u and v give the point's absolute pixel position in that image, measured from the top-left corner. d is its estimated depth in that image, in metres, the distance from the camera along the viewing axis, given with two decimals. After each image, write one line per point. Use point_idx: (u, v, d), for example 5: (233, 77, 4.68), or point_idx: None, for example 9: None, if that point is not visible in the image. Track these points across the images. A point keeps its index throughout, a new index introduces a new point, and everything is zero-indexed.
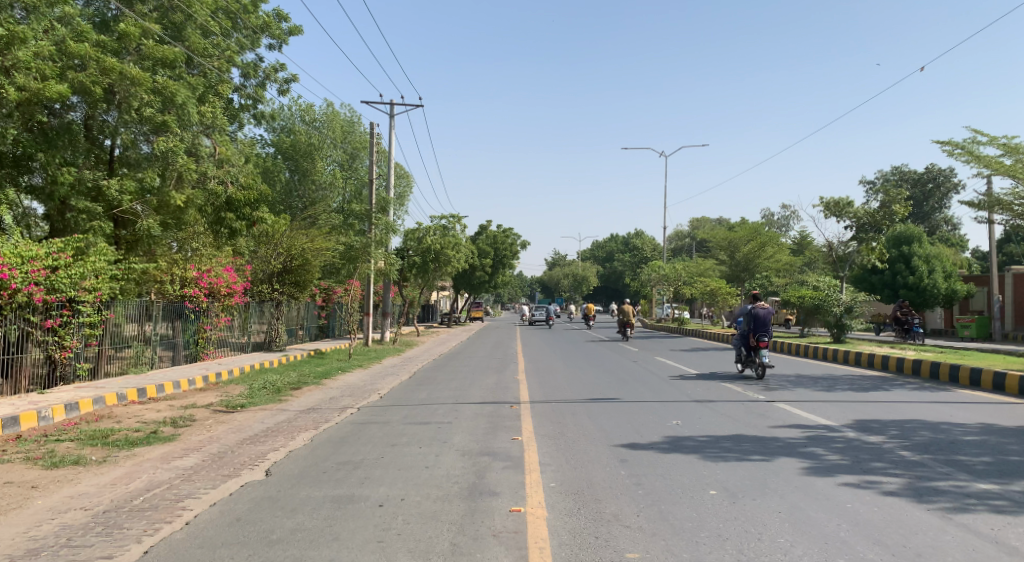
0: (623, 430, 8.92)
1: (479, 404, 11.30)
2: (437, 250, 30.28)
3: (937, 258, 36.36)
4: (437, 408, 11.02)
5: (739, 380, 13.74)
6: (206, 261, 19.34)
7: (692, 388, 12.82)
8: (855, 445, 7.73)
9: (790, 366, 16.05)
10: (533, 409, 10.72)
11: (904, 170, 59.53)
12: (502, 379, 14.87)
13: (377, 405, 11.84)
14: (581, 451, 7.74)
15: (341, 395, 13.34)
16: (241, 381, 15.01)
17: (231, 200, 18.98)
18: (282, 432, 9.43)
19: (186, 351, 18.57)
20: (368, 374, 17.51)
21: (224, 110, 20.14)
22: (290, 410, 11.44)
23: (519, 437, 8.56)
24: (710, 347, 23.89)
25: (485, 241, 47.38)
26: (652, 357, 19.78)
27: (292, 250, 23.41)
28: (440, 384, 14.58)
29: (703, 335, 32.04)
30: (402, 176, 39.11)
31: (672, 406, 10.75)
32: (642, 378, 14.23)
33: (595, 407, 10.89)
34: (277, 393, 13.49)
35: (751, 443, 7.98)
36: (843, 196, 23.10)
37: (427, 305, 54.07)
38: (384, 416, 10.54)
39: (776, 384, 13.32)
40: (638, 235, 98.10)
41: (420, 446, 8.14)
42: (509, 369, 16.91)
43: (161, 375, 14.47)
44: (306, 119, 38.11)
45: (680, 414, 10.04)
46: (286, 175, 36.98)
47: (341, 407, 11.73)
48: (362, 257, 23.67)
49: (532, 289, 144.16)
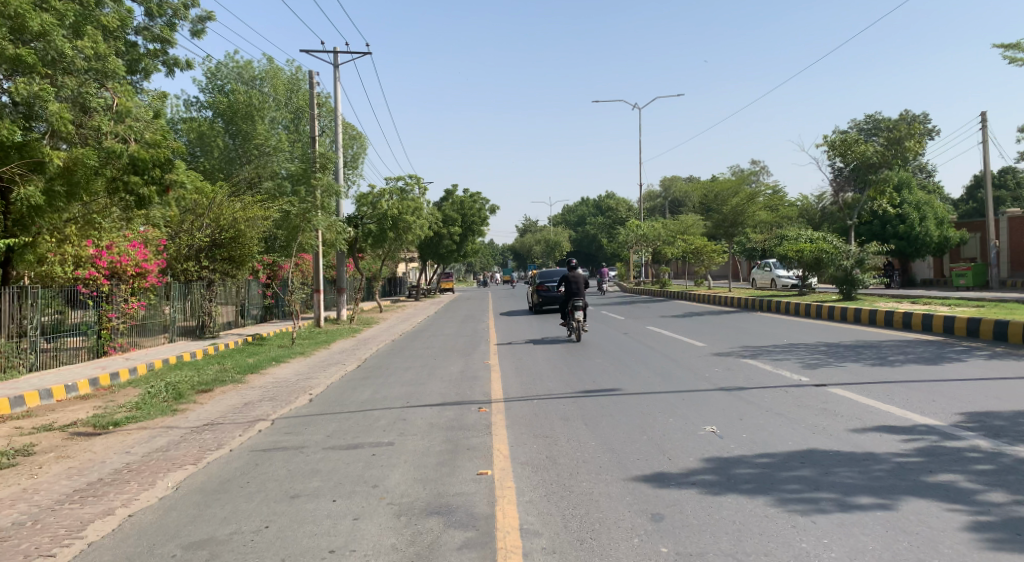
0: (640, 446, 6.03)
1: (435, 408, 8.38)
2: (395, 216, 27.07)
3: (929, 204, 33.69)
4: (376, 418, 8.08)
5: (765, 354, 10.89)
6: (108, 233, 16.52)
7: (711, 367, 9.96)
8: (1013, 469, 4.96)
9: (815, 331, 13.25)
10: (510, 413, 7.79)
11: (879, 117, 56.93)
12: (467, 367, 11.95)
13: (300, 413, 8.93)
14: (585, 496, 4.87)
15: (258, 399, 10.40)
16: (138, 385, 12.04)
17: (135, 161, 14.85)
18: (142, 472, 6.51)
19: (84, 345, 15.51)
20: (308, 364, 14.54)
21: (119, 51, 17.04)
22: (178, 429, 8.50)
23: (489, 470, 5.66)
24: (703, 310, 21.08)
25: (451, 207, 44.25)
26: (644, 328, 16.99)
27: (221, 220, 20.33)
28: (390, 376, 11.64)
29: (690, 297, 29.34)
30: (355, 137, 35.85)
31: (696, 398, 7.87)
32: (644, 358, 11.35)
33: (593, 404, 7.99)
34: (176, 400, 10.52)
35: (843, 466, 5.07)
36: (850, 134, 20.28)
37: (393, 278, 50.92)
38: (301, 434, 7.61)
39: (811, 354, 10.47)
40: (609, 197, 95.32)
41: (334, 497, 5.28)
42: (477, 351, 13.98)
43: (29, 384, 11.49)
44: (246, 77, 34.83)
45: (714, 409, 7.14)
46: (225, 141, 33.77)
47: (249, 419, 8.81)
48: (302, 225, 20.55)
49: (504, 256, 141.06)
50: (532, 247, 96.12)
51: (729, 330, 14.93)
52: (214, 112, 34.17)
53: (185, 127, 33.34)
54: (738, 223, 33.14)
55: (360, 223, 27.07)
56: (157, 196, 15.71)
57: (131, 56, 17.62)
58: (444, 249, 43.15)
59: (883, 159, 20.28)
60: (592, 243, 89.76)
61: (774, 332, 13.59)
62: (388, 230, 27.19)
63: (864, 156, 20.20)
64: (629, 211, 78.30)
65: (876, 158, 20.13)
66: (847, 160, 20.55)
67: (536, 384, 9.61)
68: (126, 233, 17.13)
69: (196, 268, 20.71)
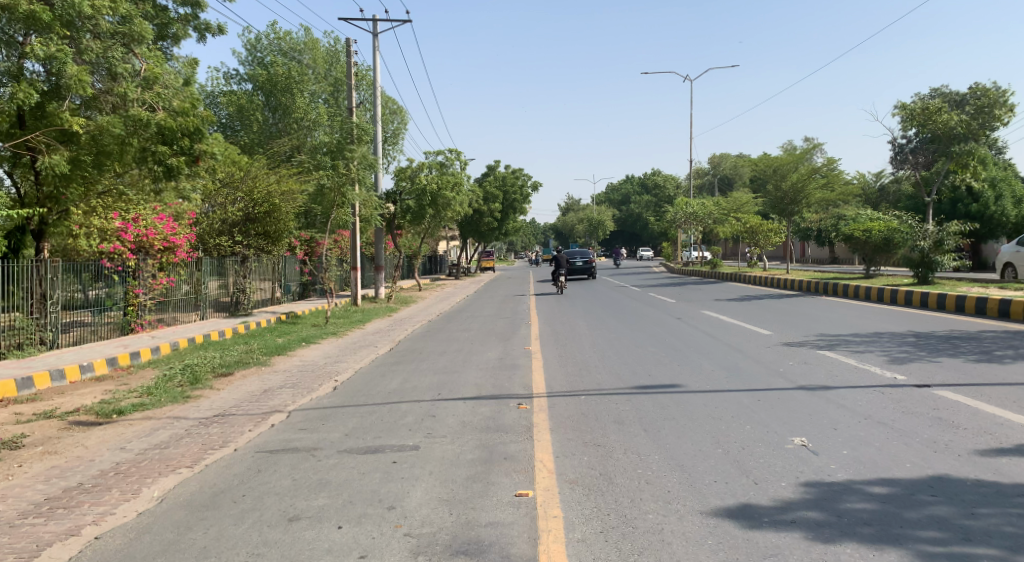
0: (714, 464, 5.01)
1: (472, 404, 7.42)
2: (434, 192, 25.92)
3: (1004, 182, 31.76)
4: (403, 414, 7.15)
5: (844, 346, 9.73)
6: (136, 206, 15.84)
7: (784, 361, 8.85)
8: None
9: (892, 319, 12.04)
10: (554, 413, 6.80)
11: None
12: (507, 354, 10.96)
13: (322, 405, 8.02)
14: (654, 536, 3.89)
15: (279, 386, 9.50)
16: (157, 366, 11.25)
17: (163, 129, 14.58)
18: (130, 475, 5.60)
19: (110, 322, 14.83)
20: (339, 346, 13.65)
21: (147, 16, 16.22)
22: (186, 419, 7.61)
23: (529, 491, 4.69)
24: (759, 294, 19.85)
25: (493, 183, 43.19)
26: (698, 313, 15.87)
27: (255, 193, 19.61)
28: (425, 362, 10.70)
29: (742, 280, 27.99)
30: (396, 111, 34.95)
31: (774, 400, 6.81)
32: (705, 348, 10.27)
33: (650, 405, 6.96)
34: (191, 384, 9.69)
35: (993, 507, 3.97)
36: (932, 102, 18.73)
37: (433, 256, 50.05)
38: (318, 432, 6.69)
39: (897, 346, 9.31)
40: (656, 176, 93.44)
41: (341, 522, 4.35)
42: (517, 336, 12.99)
43: (41, 363, 10.76)
44: (285, 49, 34.03)
45: (798, 416, 6.09)
46: (264, 116, 33.16)
47: (265, 410, 7.91)
48: (336, 199, 19.59)
49: (546, 235, 139.74)
50: (576, 226, 94.66)
51: (792, 317, 13.78)
52: (254, 85, 33.47)
53: (224, 100, 32.69)
54: (797, 201, 30.70)
55: (399, 199, 26.13)
56: (188, 166, 15.24)
57: (161, 20, 16.79)
58: (485, 227, 42.09)
59: (967, 131, 18.76)
60: (636, 222, 88.04)
61: (846, 320, 12.40)
62: (427, 206, 26.19)
63: (947, 126, 18.75)
64: (676, 189, 76.35)
65: (959, 129, 18.65)
66: (927, 129, 19.05)
67: (583, 377, 8.63)
68: (153, 206, 16.32)
69: (229, 242, 19.98)
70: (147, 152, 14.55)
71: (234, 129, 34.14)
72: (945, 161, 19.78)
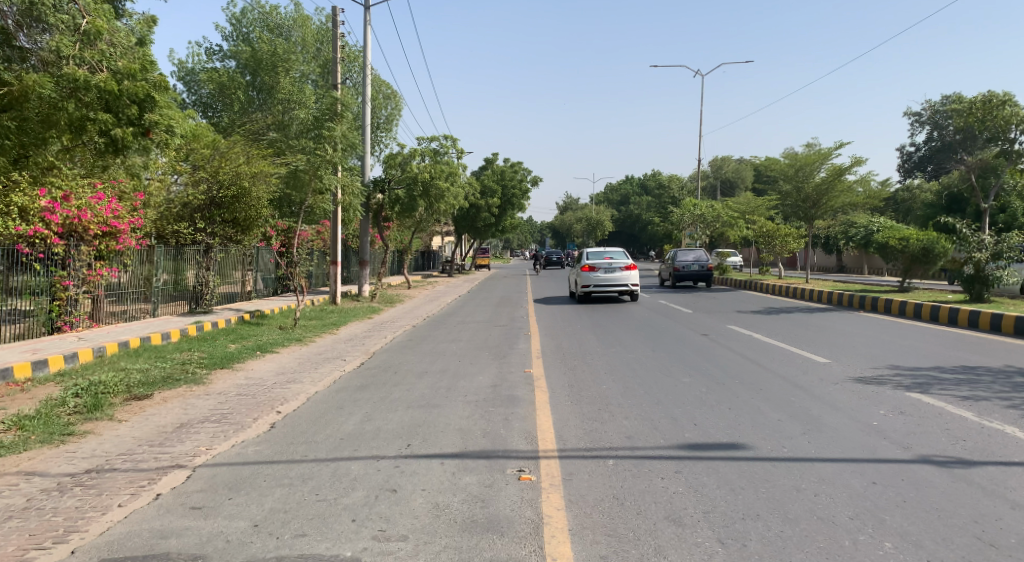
0: None
1: (456, 472, 5.25)
2: (426, 181, 23.54)
3: None
4: (352, 485, 4.97)
5: (940, 392, 7.63)
6: (68, 182, 13.45)
7: (872, 413, 6.75)
8: None
9: (975, 353, 9.92)
10: (572, 497, 4.70)
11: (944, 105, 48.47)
12: (505, 379, 8.79)
13: (248, 457, 5.75)
14: None
15: (203, 418, 7.18)
16: (60, 378, 8.82)
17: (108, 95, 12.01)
18: None
19: (28, 319, 12.39)
20: (301, 356, 11.33)
21: None
22: (41, 477, 5.24)
23: None
24: (786, 307, 17.67)
25: (491, 177, 40.82)
26: (723, 327, 13.76)
27: (220, 174, 17.18)
28: (399, 387, 8.47)
29: (759, 287, 25.60)
30: (389, 96, 32.63)
31: (896, 487, 4.71)
32: (752, 384, 8.13)
33: (712, 488, 4.82)
34: (89, 408, 7.30)
35: None
36: (996, 96, 17.14)
37: (423, 251, 47.66)
38: (215, 518, 4.44)
39: (1005, 397, 7.25)
40: (656, 177, 90.99)
41: None
42: (515, 352, 10.80)
43: None
44: (271, 25, 31.62)
45: (955, 529, 4.02)
46: (245, 96, 30.83)
47: (161, 466, 5.55)
48: (309, 185, 16.94)
49: (542, 232, 137.25)
50: (574, 226, 92.21)
51: (849, 339, 11.68)
52: (238, 62, 31.12)
53: (203, 76, 30.29)
54: (820, 205, 27.85)
55: (388, 188, 23.77)
56: (138, 139, 12.69)
57: None
58: (482, 223, 39.78)
59: None
60: (635, 223, 85.58)
61: (914, 351, 10.28)
62: (419, 197, 23.78)
63: (1010, 123, 17.18)
64: (681, 188, 73.49)
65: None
66: (987, 126, 17.53)
67: (608, 424, 6.47)
68: (85, 184, 13.78)
69: (189, 229, 17.66)
70: (88, 119, 11.92)
71: (215, 109, 31.78)
72: (1008, 162, 17.98)
